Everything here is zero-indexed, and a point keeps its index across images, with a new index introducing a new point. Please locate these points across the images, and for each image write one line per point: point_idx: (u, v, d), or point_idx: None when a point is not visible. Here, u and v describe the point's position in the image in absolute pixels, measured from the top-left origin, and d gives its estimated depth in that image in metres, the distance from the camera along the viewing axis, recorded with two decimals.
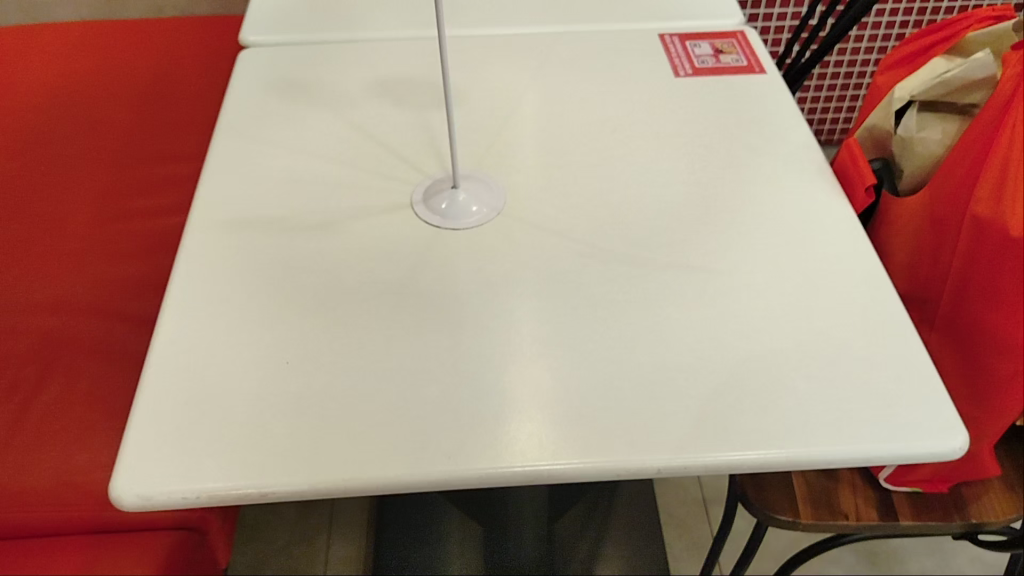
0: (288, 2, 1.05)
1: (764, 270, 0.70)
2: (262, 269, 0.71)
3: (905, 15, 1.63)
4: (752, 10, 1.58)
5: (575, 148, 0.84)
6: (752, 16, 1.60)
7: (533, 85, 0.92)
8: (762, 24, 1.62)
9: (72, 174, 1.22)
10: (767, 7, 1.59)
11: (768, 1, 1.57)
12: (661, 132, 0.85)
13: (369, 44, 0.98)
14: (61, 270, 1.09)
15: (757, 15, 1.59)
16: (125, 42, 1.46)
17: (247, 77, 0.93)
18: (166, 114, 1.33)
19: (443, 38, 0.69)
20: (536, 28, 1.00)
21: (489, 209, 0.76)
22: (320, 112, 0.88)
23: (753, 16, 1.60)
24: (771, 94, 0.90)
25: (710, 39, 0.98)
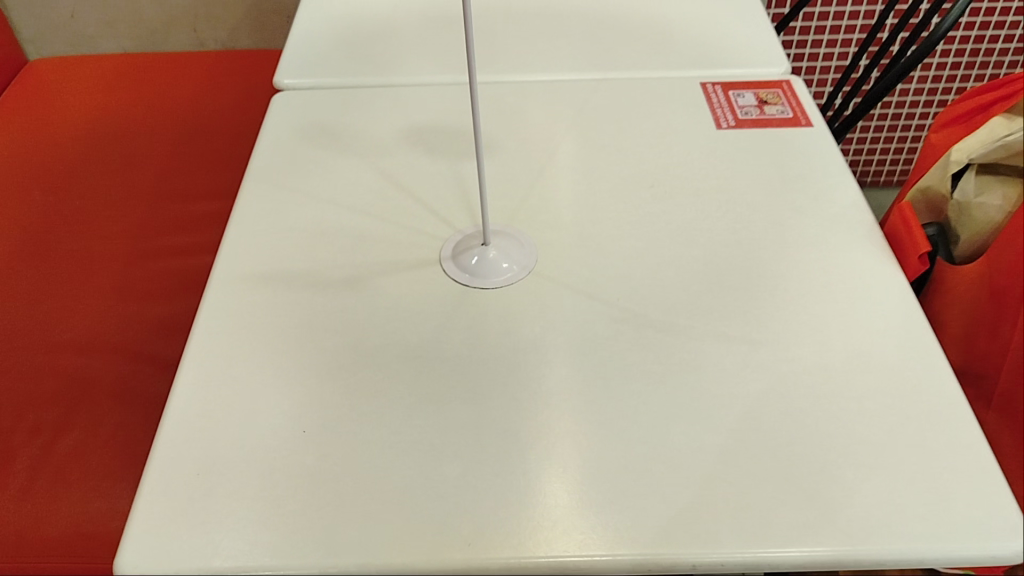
0: (324, 43, 1.04)
1: (810, 342, 0.66)
2: (284, 328, 0.69)
3: (958, 58, 1.57)
4: (797, 50, 1.55)
5: (610, 202, 0.81)
6: (797, 56, 1.56)
7: (571, 136, 0.89)
8: (807, 65, 1.57)
9: (107, 210, 1.22)
10: (812, 48, 1.54)
11: (814, 42, 1.53)
12: (702, 187, 0.82)
13: (402, 90, 0.96)
14: (89, 309, 1.08)
15: (802, 56, 1.55)
16: (166, 78, 1.47)
17: (279, 123, 0.92)
18: (202, 150, 1.32)
19: (473, 104, 0.67)
20: (575, 74, 0.98)
21: (520, 267, 0.74)
22: (351, 160, 0.87)
23: (798, 56, 1.56)
24: (818, 149, 0.86)
25: (754, 88, 0.95)
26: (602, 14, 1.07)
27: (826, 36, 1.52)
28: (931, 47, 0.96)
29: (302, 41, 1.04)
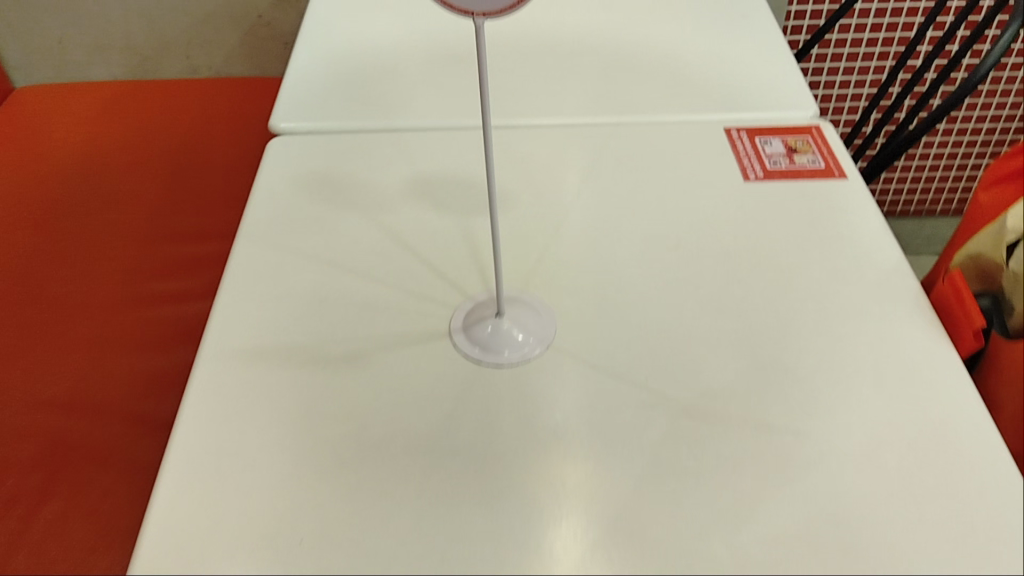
0: (322, 81, 0.98)
1: (858, 434, 0.61)
2: (279, 415, 0.63)
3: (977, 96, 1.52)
4: (814, 77, 1.55)
5: (631, 265, 0.75)
6: (813, 82, 1.55)
7: (588, 188, 0.83)
8: (825, 92, 1.58)
9: (94, 252, 1.16)
10: (829, 74, 1.54)
11: (830, 70, 1.53)
12: (733, 248, 0.76)
13: (406, 137, 0.91)
14: (74, 362, 1.02)
15: (818, 82, 1.55)
16: (158, 108, 1.41)
17: (276, 174, 0.86)
18: (195, 187, 1.26)
19: (490, 166, 0.60)
20: (591, 117, 0.92)
21: (538, 340, 0.68)
22: (352, 215, 0.81)
23: (814, 83, 1.56)
24: (853, 205, 0.81)
25: (781, 134, 0.89)
26: (617, 50, 1.01)
27: (844, 62, 1.52)
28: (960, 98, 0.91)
29: (301, 80, 0.99)
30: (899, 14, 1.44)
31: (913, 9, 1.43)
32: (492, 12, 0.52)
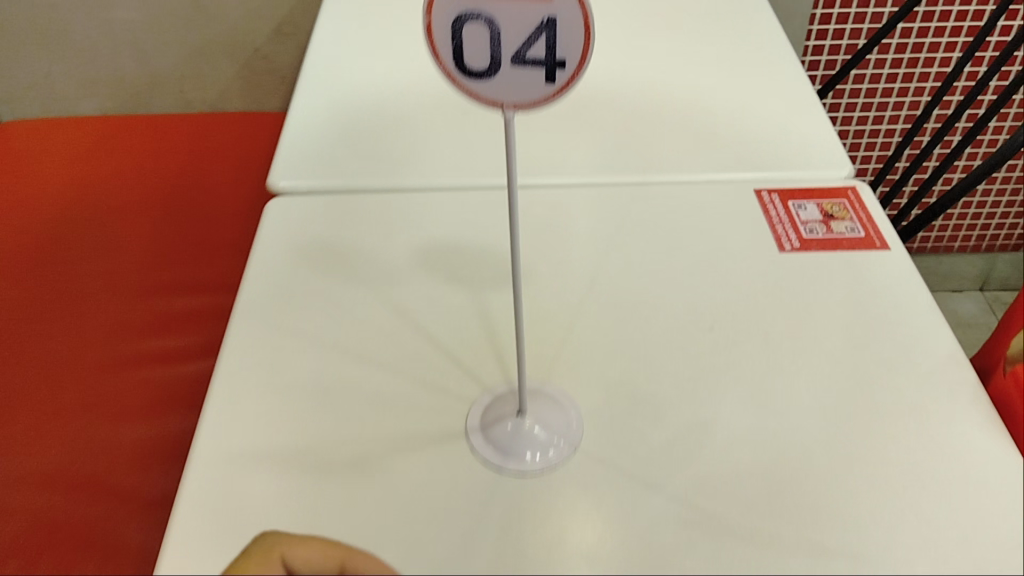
0: (324, 133, 0.92)
1: (921, 563, 0.56)
2: (285, 537, 0.57)
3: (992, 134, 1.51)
4: (834, 100, 1.51)
5: (662, 351, 0.70)
6: (833, 107, 1.52)
7: (611, 259, 0.78)
8: (844, 116, 1.54)
9: (82, 307, 1.09)
10: (850, 97, 1.51)
11: (851, 92, 1.50)
12: (771, 331, 0.71)
13: (415, 196, 0.85)
14: (61, 432, 0.96)
15: (838, 106, 1.52)
16: (150, 145, 1.34)
17: (276, 241, 0.80)
18: (190, 233, 1.20)
19: (514, 242, 0.55)
20: (609, 177, 0.86)
21: (565, 443, 0.62)
22: (359, 290, 0.75)
23: (834, 107, 1.52)
24: (898, 281, 0.75)
25: (816, 197, 0.84)
26: (633, 101, 0.95)
27: (865, 84, 1.49)
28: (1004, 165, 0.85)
29: (299, 132, 0.93)
30: (920, 49, 1.43)
31: (933, 44, 1.43)
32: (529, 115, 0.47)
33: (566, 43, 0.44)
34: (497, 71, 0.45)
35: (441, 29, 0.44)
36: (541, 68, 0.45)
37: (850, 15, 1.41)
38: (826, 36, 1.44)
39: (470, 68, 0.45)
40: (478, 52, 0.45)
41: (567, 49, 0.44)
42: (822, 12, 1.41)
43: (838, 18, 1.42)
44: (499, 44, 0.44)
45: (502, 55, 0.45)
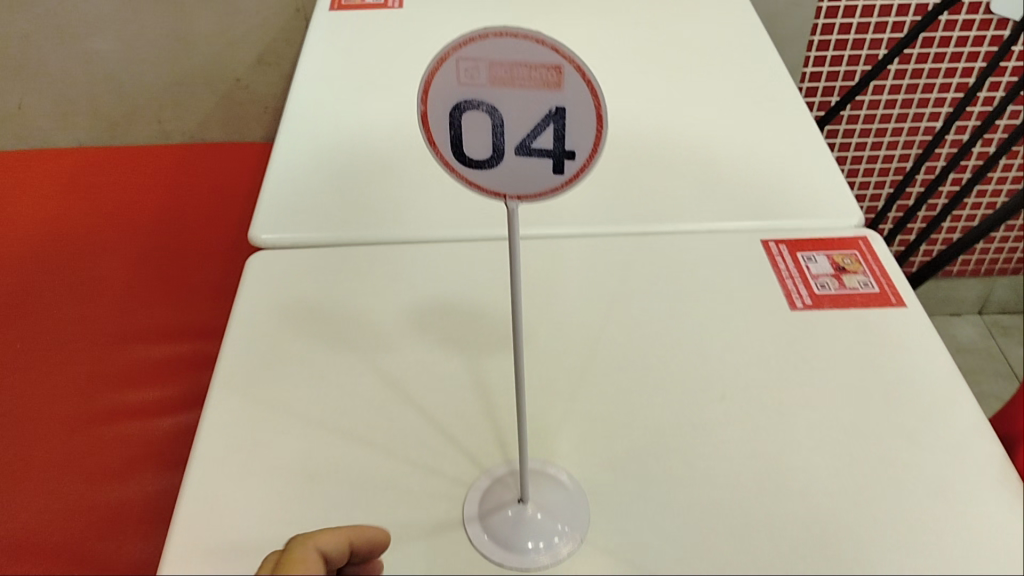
0: (308, 181, 0.88)
1: None
2: None
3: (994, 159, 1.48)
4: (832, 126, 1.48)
5: (669, 423, 0.66)
6: (831, 134, 1.49)
7: (613, 318, 0.74)
8: (842, 141, 1.51)
9: (55, 356, 1.04)
10: (848, 124, 1.48)
11: (849, 118, 1.47)
12: (784, 401, 0.67)
13: (405, 249, 0.81)
14: (33, 496, 0.91)
15: (837, 132, 1.49)
16: (126, 178, 1.29)
17: (259, 302, 0.76)
18: (169, 275, 1.15)
19: (519, 328, 0.53)
20: (610, 227, 0.82)
21: (570, 533, 0.59)
22: (348, 359, 0.71)
23: (832, 133, 1.49)
24: (915, 342, 0.72)
25: (826, 249, 0.80)
26: (631, 144, 0.92)
27: (864, 111, 1.46)
28: (1011, 212, 0.87)
29: (282, 180, 0.88)
30: (919, 75, 1.40)
31: (932, 70, 1.39)
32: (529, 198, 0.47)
33: (571, 131, 0.44)
34: (498, 157, 0.45)
35: (439, 115, 0.44)
36: (543, 156, 0.45)
37: (848, 41, 1.38)
38: (823, 63, 1.41)
39: (471, 151, 0.46)
40: (479, 137, 0.45)
41: (572, 137, 0.44)
42: (819, 39, 1.37)
43: (836, 45, 1.38)
44: (500, 131, 0.44)
45: (503, 142, 0.45)
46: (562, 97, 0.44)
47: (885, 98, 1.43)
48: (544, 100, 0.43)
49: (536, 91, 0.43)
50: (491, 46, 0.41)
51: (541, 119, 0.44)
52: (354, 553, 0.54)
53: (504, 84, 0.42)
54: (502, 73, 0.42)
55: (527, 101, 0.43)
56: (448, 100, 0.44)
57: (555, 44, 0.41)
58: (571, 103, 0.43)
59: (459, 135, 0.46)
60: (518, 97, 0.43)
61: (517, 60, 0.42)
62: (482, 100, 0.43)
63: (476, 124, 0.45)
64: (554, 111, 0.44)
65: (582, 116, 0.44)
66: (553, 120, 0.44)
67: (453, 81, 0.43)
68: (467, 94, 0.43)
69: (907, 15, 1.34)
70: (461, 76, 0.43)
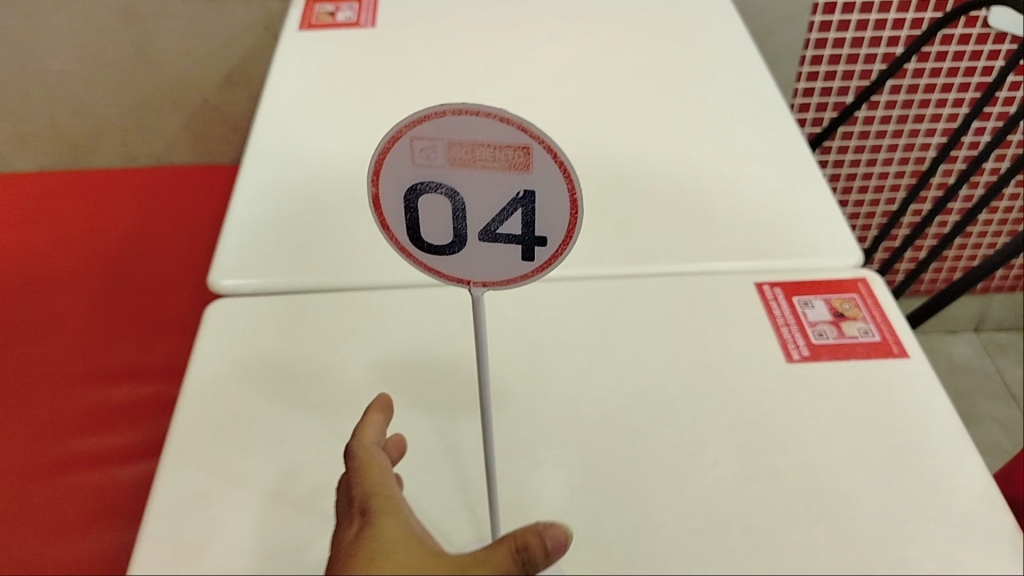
0: (273, 219, 0.83)
1: None
2: None
3: (990, 176, 1.44)
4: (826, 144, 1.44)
5: (654, 493, 0.61)
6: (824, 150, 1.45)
7: (595, 371, 0.69)
8: (836, 158, 1.47)
9: (9, 401, 0.98)
10: (842, 140, 1.44)
11: (843, 134, 1.43)
12: (780, 468, 0.62)
13: (376, 294, 0.76)
14: None
15: (830, 149, 1.45)
16: (88, 205, 1.23)
17: (216, 359, 0.71)
18: (131, 309, 1.09)
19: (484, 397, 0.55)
20: (595, 268, 0.77)
21: None
22: (310, 423, 0.66)
23: (826, 150, 1.45)
24: (920, 395, 0.67)
25: (824, 292, 0.75)
26: (617, 175, 0.87)
27: (859, 127, 1.41)
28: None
29: (245, 218, 0.83)
30: (915, 89, 1.35)
31: (928, 85, 1.35)
32: (494, 281, 0.51)
33: (536, 211, 0.47)
34: (461, 236, 0.49)
35: (399, 194, 0.48)
36: (508, 236, 0.48)
37: (842, 56, 1.33)
38: (816, 78, 1.36)
39: (430, 232, 0.49)
40: (439, 218, 0.49)
41: (538, 218, 0.47)
42: (812, 54, 1.32)
43: (830, 60, 1.33)
44: (461, 211, 0.48)
45: (465, 223, 0.48)
46: (530, 178, 0.46)
47: (880, 114, 1.39)
48: (510, 180, 0.46)
49: (499, 171, 0.46)
50: (447, 126, 0.44)
51: (506, 200, 0.47)
52: (387, 434, 0.53)
53: (464, 164, 0.46)
54: (461, 153, 0.45)
55: (487, 181, 0.46)
56: (404, 181, 0.47)
57: (520, 124, 0.44)
58: (536, 184, 0.46)
59: (424, 214, 0.49)
60: (478, 176, 0.46)
61: (477, 140, 0.45)
62: (441, 179, 0.47)
63: (435, 205, 0.48)
64: (519, 192, 0.46)
65: (547, 198, 0.46)
66: (518, 199, 0.47)
67: (409, 162, 0.46)
68: (424, 173, 0.47)
69: (902, 29, 1.28)
70: (417, 156, 0.46)
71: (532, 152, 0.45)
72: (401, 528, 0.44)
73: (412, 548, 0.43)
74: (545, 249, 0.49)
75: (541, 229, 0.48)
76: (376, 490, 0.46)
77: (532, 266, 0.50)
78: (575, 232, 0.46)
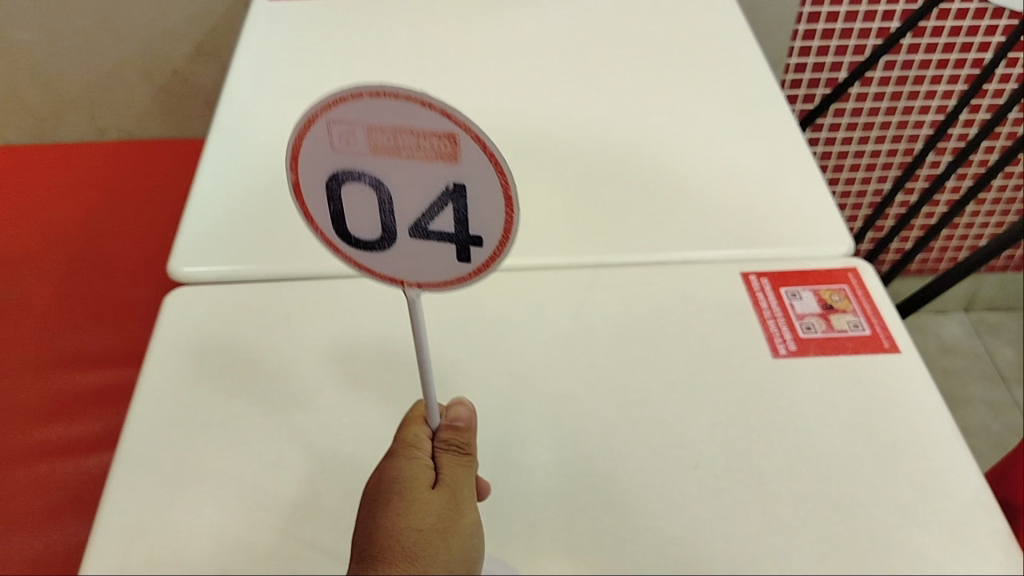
0: (237, 203, 0.79)
1: None
2: None
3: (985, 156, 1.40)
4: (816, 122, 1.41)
5: (633, 497, 0.58)
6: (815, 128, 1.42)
7: (573, 368, 0.66)
8: (827, 135, 1.44)
9: None
10: (835, 117, 1.40)
11: (836, 111, 1.39)
12: (766, 471, 0.59)
13: (345, 283, 0.72)
14: None
15: (822, 127, 1.41)
16: (51, 177, 1.17)
17: (176, 353, 0.67)
18: (95, 286, 1.04)
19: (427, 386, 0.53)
20: (575, 256, 0.74)
21: None
22: (273, 421, 0.63)
23: (817, 127, 1.42)
24: (912, 393, 0.64)
25: (812, 283, 0.72)
26: (599, 156, 0.83)
27: (851, 103, 1.38)
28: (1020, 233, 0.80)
29: (208, 200, 0.79)
30: (910, 66, 1.31)
31: (923, 61, 1.31)
32: (429, 281, 0.49)
33: (468, 207, 0.45)
34: (390, 231, 0.47)
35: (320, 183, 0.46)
36: (441, 233, 0.46)
37: (835, 31, 1.28)
38: (809, 53, 1.32)
39: (355, 223, 0.47)
40: (365, 210, 0.46)
41: (471, 216, 0.45)
42: (805, 28, 1.28)
43: (823, 34, 1.29)
44: (387, 204, 0.45)
45: (393, 215, 0.46)
46: (459, 171, 0.43)
47: (872, 91, 1.35)
48: (439, 172, 0.43)
49: (426, 160, 0.43)
50: (364, 112, 0.41)
51: (434, 194, 0.44)
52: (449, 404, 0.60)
53: (387, 153, 0.43)
54: (382, 140, 0.42)
55: (412, 172, 0.44)
56: (324, 166, 0.45)
57: (445, 109, 0.40)
58: (465, 176, 0.43)
59: (350, 204, 0.47)
60: (403, 166, 0.43)
61: (399, 127, 0.42)
62: (365, 168, 0.44)
63: (361, 195, 0.46)
64: (450, 184, 0.44)
65: (479, 192, 0.44)
66: (448, 193, 0.44)
67: (327, 147, 0.44)
68: (344, 160, 0.44)
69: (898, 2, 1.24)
70: (335, 143, 0.44)
71: (461, 140, 0.42)
72: (426, 486, 0.52)
73: (433, 506, 0.51)
74: (481, 249, 0.46)
75: (475, 228, 0.45)
76: (413, 447, 0.54)
77: (468, 265, 0.48)
78: (511, 231, 0.44)
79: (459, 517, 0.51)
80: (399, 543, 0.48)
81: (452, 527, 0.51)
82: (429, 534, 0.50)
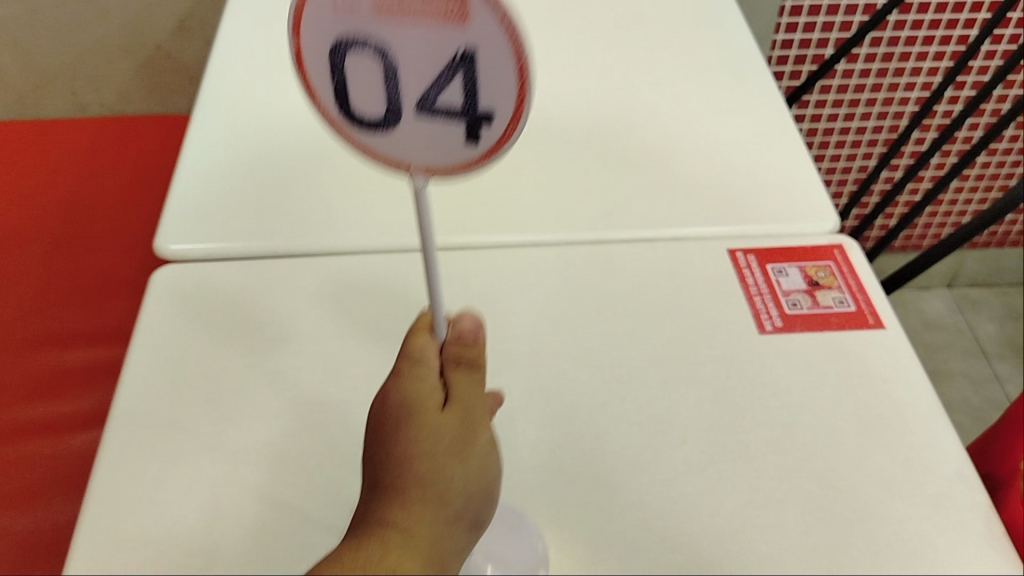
0: (223, 180, 0.78)
1: None
2: None
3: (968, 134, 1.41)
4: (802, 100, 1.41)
5: (621, 472, 0.59)
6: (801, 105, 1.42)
7: (561, 344, 0.66)
8: (813, 112, 1.44)
9: None
10: (821, 94, 1.41)
11: (822, 88, 1.39)
12: (752, 445, 0.60)
13: (332, 261, 0.72)
14: None
15: (808, 104, 1.42)
16: (34, 155, 1.16)
17: (163, 331, 0.67)
18: (80, 263, 1.03)
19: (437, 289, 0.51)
20: (563, 234, 0.74)
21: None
22: (262, 398, 0.63)
23: (804, 104, 1.42)
24: (896, 368, 0.65)
25: (798, 260, 0.73)
26: (587, 133, 0.83)
27: (837, 81, 1.38)
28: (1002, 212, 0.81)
29: (194, 178, 0.78)
30: (896, 43, 1.32)
31: (909, 38, 1.31)
32: (439, 163, 0.48)
33: (476, 74, 0.43)
34: (397, 104, 0.46)
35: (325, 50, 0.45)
36: (449, 106, 0.45)
37: (822, 7, 1.28)
38: (795, 30, 1.32)
39: (359, 98, 0.46)
40: (371, 84, 0.46)
41: (480, 85, 0.44)
42: (792, 5, 1.28)
43: (810, 11, 1.29)
44: (392, 73, 0.44)
45: (399, 87, 0.45)
46: (467, 34, 0.42)
47: (858, 68, 1.36)
48: (447, 35, 0.42)
49: (432, 22, 0.42)
50: None
51: (441, 61, 0.43)
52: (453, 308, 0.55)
53: (392, 14, 0.42)
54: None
55: (417, 36, 0.42)
56: (329, 33, 0.44)
57: None
58: (473, 40, 0.42)
59: (356, 76, 0.46)
60: (408, 30, 0.42)
61: None
62: (370, 35, 0.43)
63: (366, 66, 0.45)
64: (458, 51, 0.42)
65: (488, 58, 0.42)
66: (456, 60, 0.43)
67: (331, 11, 0.43)
68: (348, 23, 0.43)
69: None
70: (338, 4, 0.43)
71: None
72: (436, 410, 0.49)
73: (444, 431, 0.48)
74: (491, 125, 0.45)
75: (485, 100, 0.44)
76: (419, 367, 0.51)
77: (477, 144, 0.46)
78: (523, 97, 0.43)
79: (472, 439, 0.49)
80: (410, 477, 0.46)
81: (465, 450, 0.48)
82: (442, 462, 0.47)
